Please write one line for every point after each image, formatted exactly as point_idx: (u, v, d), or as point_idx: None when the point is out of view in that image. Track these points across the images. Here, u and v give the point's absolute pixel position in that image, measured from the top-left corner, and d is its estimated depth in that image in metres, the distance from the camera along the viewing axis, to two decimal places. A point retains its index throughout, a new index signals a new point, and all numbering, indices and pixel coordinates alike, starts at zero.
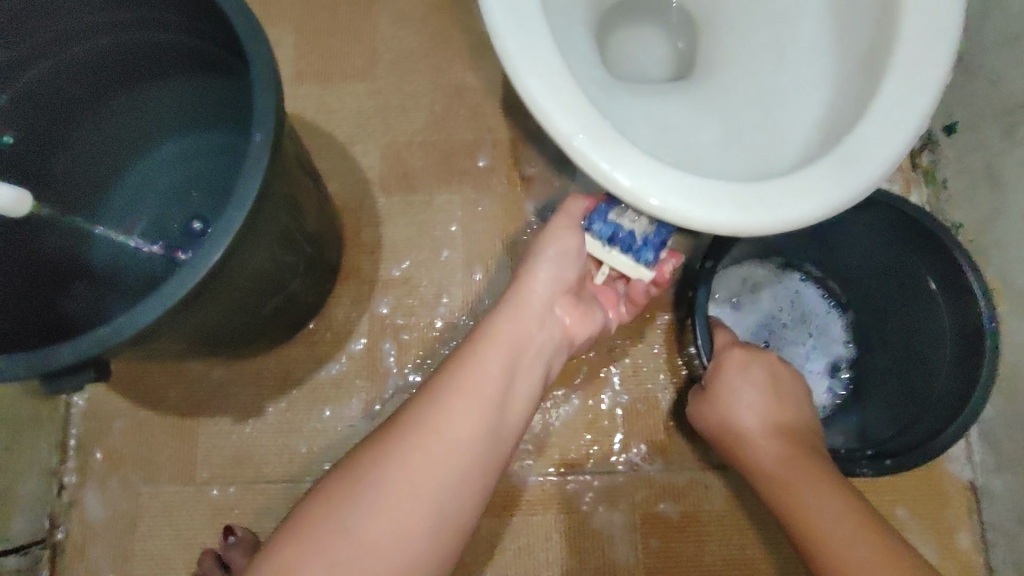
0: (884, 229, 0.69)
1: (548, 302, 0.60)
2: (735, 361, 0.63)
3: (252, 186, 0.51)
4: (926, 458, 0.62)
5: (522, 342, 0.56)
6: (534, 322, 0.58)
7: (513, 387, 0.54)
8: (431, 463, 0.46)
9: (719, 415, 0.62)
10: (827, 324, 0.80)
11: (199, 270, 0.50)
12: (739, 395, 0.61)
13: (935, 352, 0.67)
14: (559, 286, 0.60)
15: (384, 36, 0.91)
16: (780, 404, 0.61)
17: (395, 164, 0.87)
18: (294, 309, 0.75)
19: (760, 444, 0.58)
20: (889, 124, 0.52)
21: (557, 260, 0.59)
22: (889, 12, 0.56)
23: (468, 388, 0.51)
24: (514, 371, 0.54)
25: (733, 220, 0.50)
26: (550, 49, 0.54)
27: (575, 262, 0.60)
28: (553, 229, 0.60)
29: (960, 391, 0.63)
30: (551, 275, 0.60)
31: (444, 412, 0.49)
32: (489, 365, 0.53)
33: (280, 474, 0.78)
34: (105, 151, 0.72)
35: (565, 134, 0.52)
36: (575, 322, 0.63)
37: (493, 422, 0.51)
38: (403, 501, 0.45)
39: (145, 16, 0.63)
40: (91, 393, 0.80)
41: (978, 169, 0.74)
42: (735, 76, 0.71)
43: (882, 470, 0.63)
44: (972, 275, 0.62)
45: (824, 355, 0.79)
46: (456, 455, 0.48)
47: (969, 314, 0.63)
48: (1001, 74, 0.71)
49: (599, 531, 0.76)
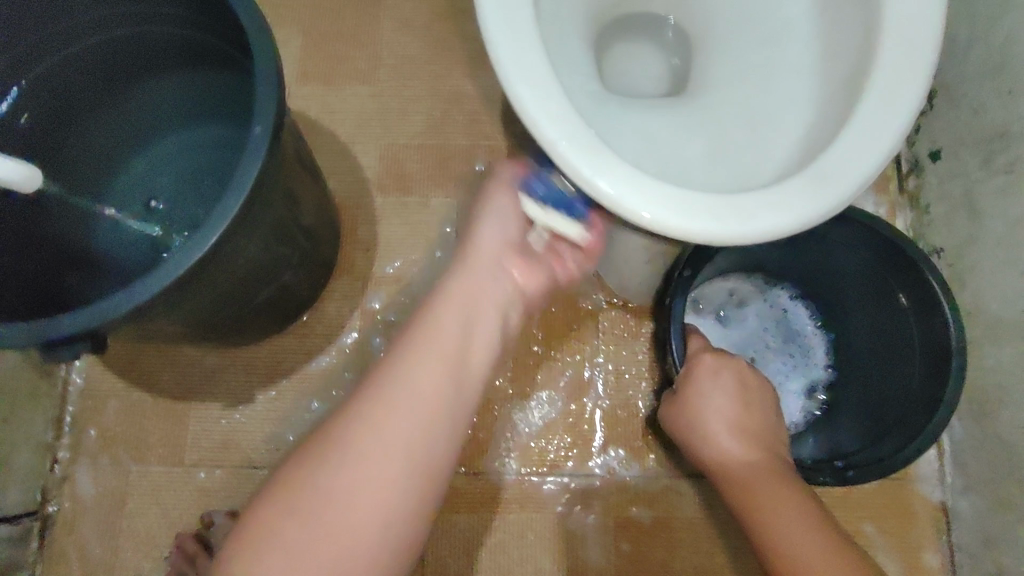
0: (859, 246, 0.70)
1: (495, 258, 0.55)
2: (706, 369, 0.65)
3: (250, 173, 0.54)
4: (888, 472, 0.64)
5: (479, 297, 0.53)
6: (484, 275, 0.54)
7: (476, 334, 0.51)
8: (394, 418, 0.44)
9: (687, 418, 0.64)
10: (807, 346, 0.81)
11: (195, 253, 0.53)
12: (707, 399, 0.63)
13: (906, 368, 0.69)
14: (506, 241, 0.56)
15: (388, 41, 0.94)
16: (748, 412, 0.62)
17: (393, 166, 0.90)
18: (287, 301, 0.77)
19: (726, 448, 0.60)
20: (863, 144, 0.54)
21: (499, 219, 0.57)
22: (871, 37, 0.58)
23: (414, 360, 0.47)
24: (472, 325, 0.51)
25: (708, 230, 0.52)
26: (541, 59, 0.56)
27: (515, 223, 0.57)
28: (492, 193, 0.59)
29: (926, 408, 0.65)
30: (494, 232, 0.57)
31: (399, 372, 0.46)
32: (445, 322, 0.50)
33: (265, 460, 0.80)
34: (109, 137, 0.74)
35: (549, 141, 0.54)
36: (530, 275, 0.56)
37: (461, 368, 0.48)
38: (375, 460, 0.42)
39: (158, 10, 0.66)
40: (87, 372, 0.83)
41: (959, 195, 0.76)
42: (724, 93, 0.73)
43: (843, 480, 0.65)
44: (944, 297, 0.64)
45: (802, 375, 0.80)
46: (419, 410, 0.45)
47: (938, 334, 0.65)
48: (982, 104, 0.72)
49: (573, 531, 0.78)
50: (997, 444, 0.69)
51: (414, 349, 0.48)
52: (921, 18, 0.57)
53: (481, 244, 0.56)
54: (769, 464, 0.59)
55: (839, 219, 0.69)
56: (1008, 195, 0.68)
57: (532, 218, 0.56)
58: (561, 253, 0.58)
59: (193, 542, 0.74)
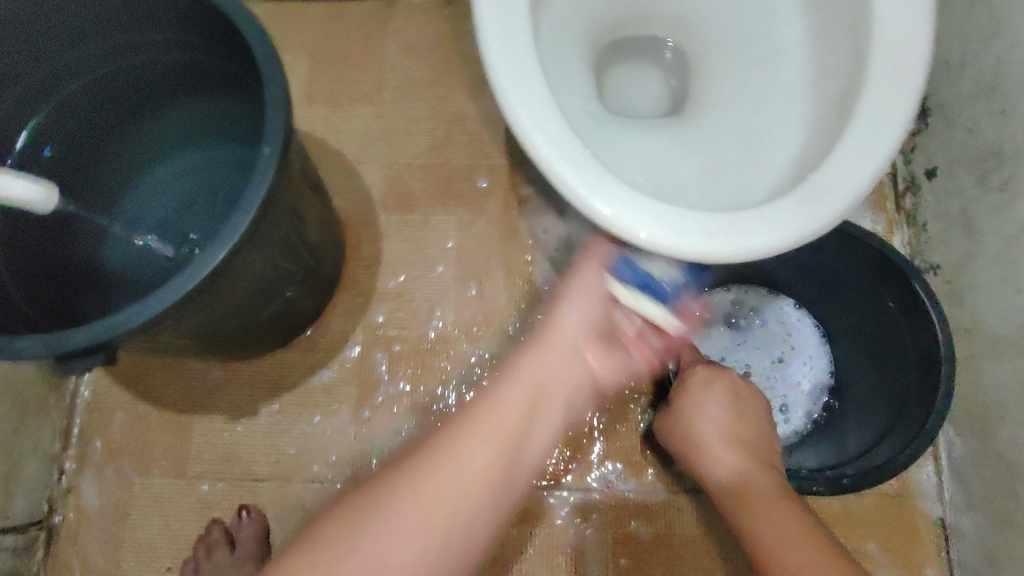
0: (850, 257, 0.71)
1: (576, 345, 0.57)
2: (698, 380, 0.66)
3: (258, 191, 0.56)
4: (880, 479, 0.65)
5: (552, 383, 0.54)
6: (562, 358, 0.56)
7: (539, 422, 0.52)
8: (445, 486, 0.45)
9: (683, 429, 0.65)
10: (813, 351, 0.81)
11: (205, 265, 0.54)
12: (700, 409, 0.64)
13: (899, 381, 0.70)
14: (586, 327, 0.58)
15: (393, 63, 0.97)
16: (741, 423, 0.63)
17: (397, 184, 0.92)
18: (291, 315, 0.79)
19: (718, 456, 0.61)
20: (852, 163, 0.55)
21: (585, 303, 0.59)
22: (861, 61, 0.60)
23: (479, 434, 0.48)
24: (540, 409, 0.53)
25: (698, 246, 0.53)
26: (539, 80, 0.58)
27: (598, 306, 0.59)
28: (580, 270, 0.62)
29: (919, 418, 0.65)
30: (579, 318, 0.58)
31: (459, 447, 0.47)
32: (510, 403, 0.51)
33: (268, 472, 0.81)
34: (126, 156, 0.77)
35: (546, 161, 0.55)
36: (608, 365, 0.58)
37: (514, 450, 0.49)
38: (420, 522, 0.44)
39: (170, 35, 0.68)
40: (95, 385, 0.84)
41: (955, 213, 0.77)
42: (720, 114, 0.74)
43: (835, 488, 0.66)
44: (932, 308, 0.65)
45: (806, 381, 0.80)
46: (469, 481, 0.46)
47: (929, 344, 0.66)
48: (975, 124, 0.74)
49: (573, 547, 0.78)
50: (997, 462, 0.69)
51: (480, 418, 0.50)
52: (913, 43, 0.58)
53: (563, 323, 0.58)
54: (761, 474, 0.59)
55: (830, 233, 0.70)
56: (1002, 214, 0.69)
57: (619, 299, 0.59)
58: (644, 341, 0.60)
59: (219, 529, 0.77)
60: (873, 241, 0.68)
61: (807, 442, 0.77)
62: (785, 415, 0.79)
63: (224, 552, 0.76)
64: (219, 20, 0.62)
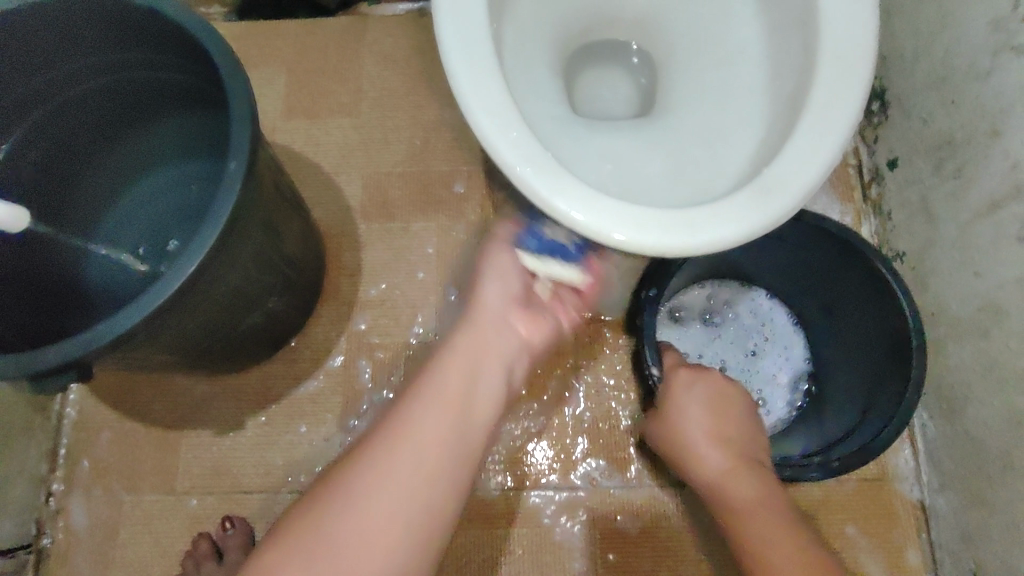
0: (822, 249, 0.73)
1: (502, 313, 0.56)
2: (682, 380, 0.68)
3: (227, 204, 0.57)
4: (866, 458, 0.66)
5: (484, 354, 0.54)
6: (492, 329, 0.55)
7: (477, 393, 0.51)
8: (387, 480, 0.45)
9: (669, 431, 0.67)
10: (787, 340, 0.84)
11: (175, 279, 0.55)
12: (683, 409, 0.66)
13: (874, 360, 0.72)
14: (509, 299, 0.57)
15: (368, 76, 0.98)
16: (724, 423, 0.65)
17: (375, 194, 0.93)
18: (274, 327, 0.80)
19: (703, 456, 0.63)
20: (805, 155, 0.57)
21: (501, 275, 0.58)
22: (810, 57, 0.62)
23: (424, 405, 0.49)
24: (477, 380, 0.52)
25: (664, 243, 0.54)
26: (500, 87, 0.59)
27: (515, 278, 0.58)
28: (490, 251, 0.60)
29: (895, 393, 0.68)
30: (496, 290, 0.57)
31: (406, 421, 0.48)
32: (448, 372, 0.51)
33: (257, 484, 0.82)
34: (101, 179, 0.78)
35: (511, 166, 0.57)
36: (535, 326, 0.57)
37: (455, 426, 0.49)
38: (372, 514, 0.44)
39: (134, 56, 0.69)
40: (80, 405, 0.85)
41: (916, 201, 0.79)
42: (683, 114, 0.77)
43: (830, 471, 0.67)
44: (896, 283, 0.68)
45: (785, 370, 0.83)
46: (414, 473, 0.46)
47: (896, 322, 0.69)
48: (930, 114, 0.76)
49: (560, 544, 0.79)
50: (965, 441, 0.71)
51: (416, 398, 0.50)
52: (858, 37, 0.60)
53: (484, 300, 0.57)
54: (748, 476, 0.61)
55: (795, 225, 0.73)
56: (959, 201, 0.71)
57: (532, 270, 0.58)
58: (563, 301, 0.60)
59: (206, 542, 0.77)
60: (842, 232, 0.70)
61: (791, 430, 0.79)
62: (764, 405, 0.81)
63: (212, 564, 0.75)
64: (183, 38, 0.63)
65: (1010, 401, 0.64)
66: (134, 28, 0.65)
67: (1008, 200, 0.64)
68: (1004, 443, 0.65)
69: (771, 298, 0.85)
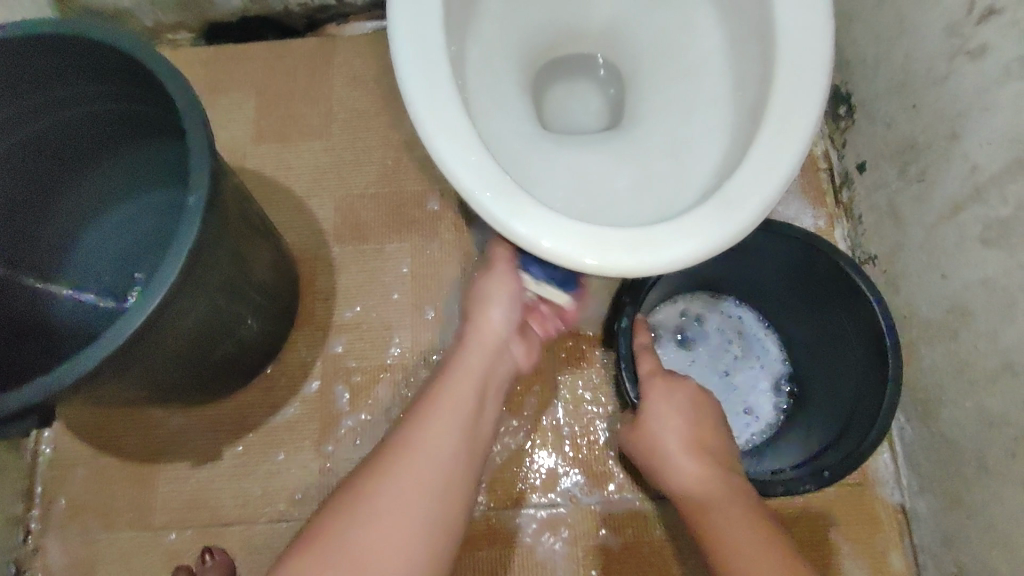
0: (790, 259, 0.74)
1: (505, 339, 0.68)
2: (659, 389, 0.67)
3: (188, 239, 0.57)
4: (856, 462, 0.66)
5: (484, 375, 0.65)
6: (492, 354, 0.66)
7: (483, 411, 0.63)
8: (414, 486, 0.55)
9: (646, 440, 0.66)
10: (763, 343, 0.84)
11: (138, 316, 0.55)
12: (659, 420, 0.65)
13: (855, 365, 0.72)
14: (511, 325, 0.67)
15: (339, 97, 0.98)
16: (702, 430, 0.64)
17: (349, 216, 0.93)
18: (247, 355, 0.79)
19: (677, 459, 0.63)
20: (763, 168, 0.57)
21: (506, 304, 0.66)
22: (768, 69, 0.62)
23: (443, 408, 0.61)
24: (481, 399, 0.63)
25: (626, 263, 0.54)
26: (457, 111, 0.59)
27: (518, 302, 0.67)
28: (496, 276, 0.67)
29: (875, 398, 0.68)
30: (502, 316, 0.67)
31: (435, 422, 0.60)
32: (463, 389, 0.62)
33: (236, 515, 0.81)
34: (71, 215, 0.78)
35: (471, 191, 0.57)
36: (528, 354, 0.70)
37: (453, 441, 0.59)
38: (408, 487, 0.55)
39: (97, 91, 0.69)
40: (56, 442, 0.84)
41: (884, 205, 0.79)
42: (649, 125, 0.77)
43: (822, 483, 0.66)
44: (861, 281, 0.69)
45: (765, 373, 0.83)
46: (435, 482, 0.56)
47: (871, 324, 0.69)
48: (892, 118, 0.77)
49: (543, 563, 0.78)
50: (941, 443, 0.71)
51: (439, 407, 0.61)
52: (815, 46, 0.60)
53: (489, 322, 0.66)
54: (725, 487, 0.61)
55: (767, 234, 0.73)
56: (923, 203, 0.72)
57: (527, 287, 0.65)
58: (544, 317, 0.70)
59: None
60: (809, 239, 0.71)
61: (778, 437, 0.79)
62: (752, 413, 0.81)
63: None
64: (141, 71, 0.63)
65: (980, 402, 0.64)
66: (93, 63, 0.65)
67: (969, 202, 0.65)
68: (978, 444, 0.65)
69: (741, 304, 0.86)
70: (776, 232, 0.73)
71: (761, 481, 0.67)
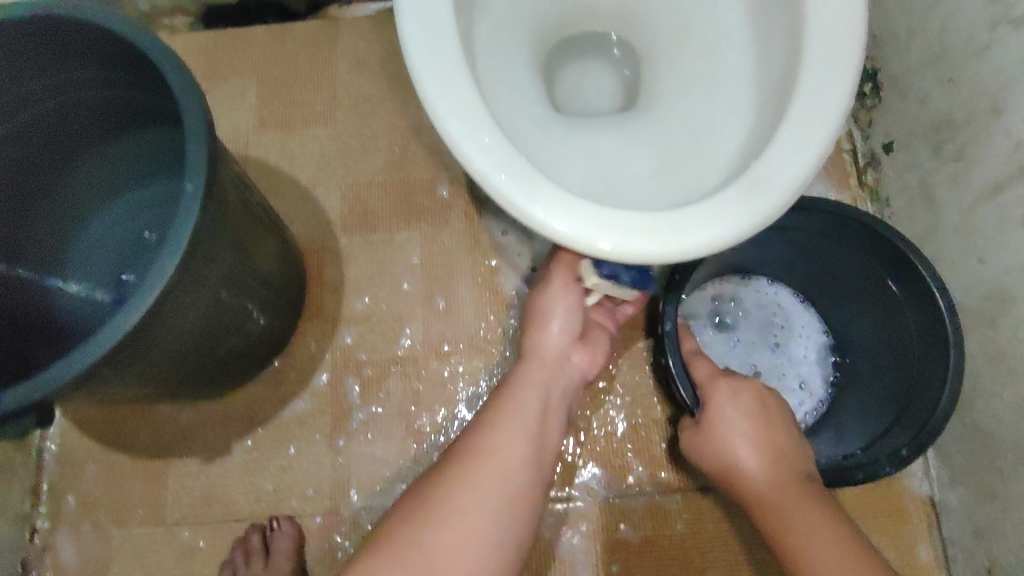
0: (841, 239, 0.71)
1: (563, 351, 0.65)
2: (724, 391, 0.65)
3: (184, 231, 0.54)
4: (932, 437, 0.63)
5: (546, 383, 0.63)
6: (552, 365, 0.64)
7: (547, 416, 0.61)
8: (485, 489, 0.54)
9: (715, 449, 0.63)
10: (805, 316, 0.82)
11: (133, 312, 0.53)
12: (726, 424, 0.63)
13: (906, 348, 0.69)
14: (570, 336, 0.65)
15: (343, 82, 0.95)
16: (771, 430, 0.62)
17: (356, 205, 0.90)
18: (253, 348, 0.77)
19: (749, 465, 0.60)
20: (794, 148, 0.54)
21: (564, 314, 0.65)
22: (797, 42, 0.59)
23: (504, 417, 0.59)
24: (546, 408, 0.61)
25: (648, 249, 0.51)
26: (469, 89, 0.56)
27: (578, 313, 0.66)
28: (551, 287, 0.66)
29: (938, 381, 0.64)
30: (563, 326, 0.65)
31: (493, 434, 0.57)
32: (525, 398, 0.61)
33: (249, 511, 0.79)
34: (69, 205, 0.77)
35: (485, 174, 0.54)
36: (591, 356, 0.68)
37: (518, 450, 0.57)
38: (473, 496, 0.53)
39: (86, 77, 0.66)
40: (63, 439, 0.83)
41: (915, 185, 0.76)
42: (667, 106, 0.74)
43: (901, 464, 0.64)
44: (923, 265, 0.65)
45: (813, 345, 0.81)
46: (507, 485, 0.55)
47: (929, 306, 0.66)
48: (926, 95, 0.73)
49: (562, 557, 0.77)
50: (975, 435, 0.68)
51: (502, 419, 0.59)
52: (848, 19, 0.57)
53: (548, 335, 0.65)
54: (797, 490, 0.57)
55: (812, 214, 0.71)
56: (960, 184, 0.69)
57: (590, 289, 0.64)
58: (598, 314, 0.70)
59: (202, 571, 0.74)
60: (871, 222, 0.68)
61: (829, 416, 0.77)
62: (805, 389, 0.79)
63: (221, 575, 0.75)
64: (129, 50, 0.60)
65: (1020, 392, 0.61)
66: (77, 45, 0.61)
67: (1011, 181, 0.62)
68: (1016, 436, 0.62)
69: (774, 280, 0.83)
70: (828, 212, 0.70)
71: (834, 472, 0.66)
